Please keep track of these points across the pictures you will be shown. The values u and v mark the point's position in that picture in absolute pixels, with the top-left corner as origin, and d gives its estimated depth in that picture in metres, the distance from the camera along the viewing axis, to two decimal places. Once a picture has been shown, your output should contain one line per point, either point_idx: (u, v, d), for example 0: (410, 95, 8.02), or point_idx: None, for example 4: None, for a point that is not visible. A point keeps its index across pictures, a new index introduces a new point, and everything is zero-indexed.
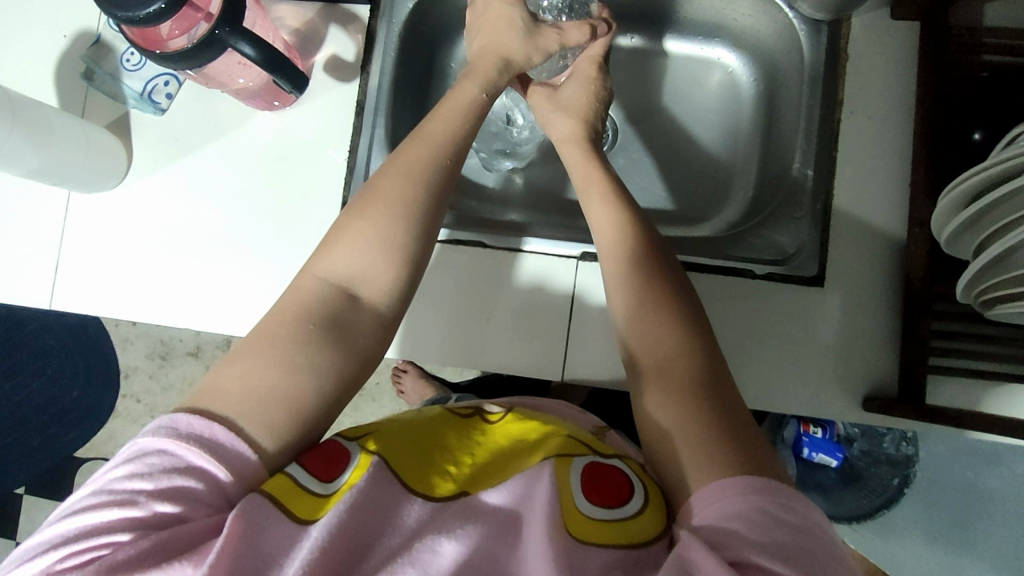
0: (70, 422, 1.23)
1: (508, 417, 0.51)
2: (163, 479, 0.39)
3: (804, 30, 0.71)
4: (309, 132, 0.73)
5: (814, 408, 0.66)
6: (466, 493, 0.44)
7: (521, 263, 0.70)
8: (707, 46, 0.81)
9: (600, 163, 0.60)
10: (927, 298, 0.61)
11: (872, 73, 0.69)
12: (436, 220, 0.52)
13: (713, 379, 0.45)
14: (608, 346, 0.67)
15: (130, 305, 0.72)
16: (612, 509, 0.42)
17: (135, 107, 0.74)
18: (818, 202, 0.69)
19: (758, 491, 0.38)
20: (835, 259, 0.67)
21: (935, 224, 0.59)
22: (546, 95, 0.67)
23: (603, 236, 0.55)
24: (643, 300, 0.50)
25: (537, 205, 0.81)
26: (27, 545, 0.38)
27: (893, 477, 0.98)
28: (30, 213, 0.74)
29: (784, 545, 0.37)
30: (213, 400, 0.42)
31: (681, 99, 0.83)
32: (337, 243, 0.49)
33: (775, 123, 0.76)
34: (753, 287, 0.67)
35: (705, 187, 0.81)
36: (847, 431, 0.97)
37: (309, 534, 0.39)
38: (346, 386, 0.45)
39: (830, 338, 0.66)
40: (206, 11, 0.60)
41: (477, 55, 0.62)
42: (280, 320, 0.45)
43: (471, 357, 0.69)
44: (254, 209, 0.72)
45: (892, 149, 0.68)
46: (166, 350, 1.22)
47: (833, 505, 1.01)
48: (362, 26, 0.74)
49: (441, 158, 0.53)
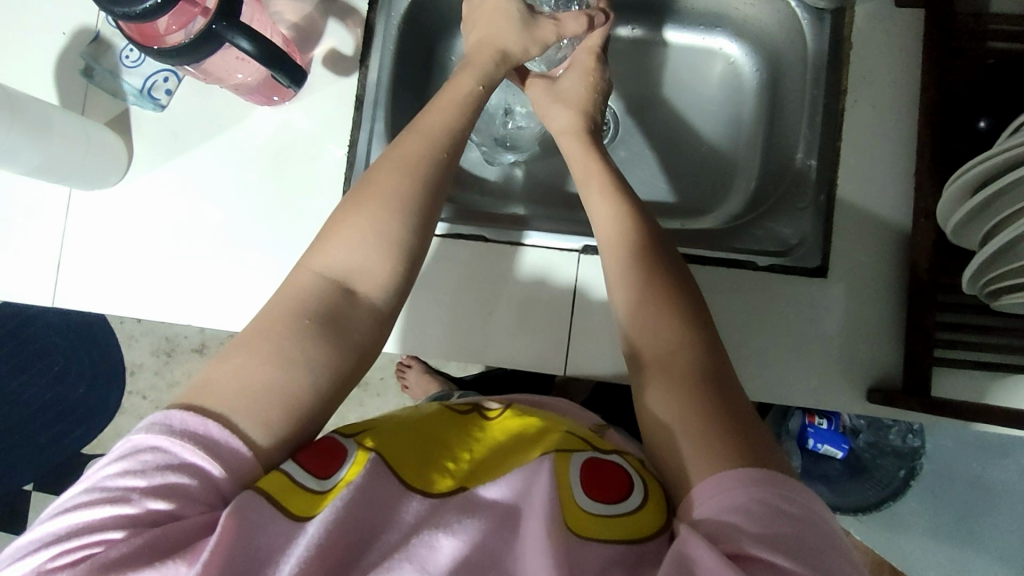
0: (77, 418, 1.23)
1: (506, 413, 0.51)
2: (157, 476, 0.39)
3: (807, 18, 0.70)
4: (308, 127, 0.73)
5: (817, 400, 0.65)
6: (464, 488, 0.44)
7: (521, 257, 0.69)
8: (708, 37, 0.80)
9: (599, 155, 0.60)
10: (932, 289, 0.61)
11: (876, 62, 0.68)
12: (433, 214, 0.52)
13: (714, 372, 0.45)
14: (610, 339, 0.67)
15: (131, 301, 0.72)
16: (610, 504, 0.42)
17: (135, 103, 0.74)
18: (821, 193, 0.68)
19: (759, 483, 0.38)
20: (839, 250, 0.66)
21: (940, 214, 0.58)
22: (545, 87, 0.66)
23: (603, 228, 0.54)
24: (642, 292, 0.49)
25: (537, 198, 0.81)
26: (19, 543, 0.38)
27: (900, 469, 0.99)
28: (31, 211, 0.74)
29: (785, 537, 0.36)
30: (208, 395, 0.42)
31: (683, 90, 0.82)
32: (333, 238, 0.49)
33: (778, 113, 0.75)
34: (756, 279, 0.67)
35: (707, 179, 0.80)
36: (853, 422, 0.95)
37: (306, 531, 0.39)
38: (343, 381, 0.45)
39: (834, 330, 0.65)
40: (204, 6, 0.60)
41: (475, 48, 0.62)
42: (276, 315, 0.45)
43: (472, 352, 0.69)
44: (254, 204, 0.72)
45: (897, 138, 0.67)
46: (172, 347, 1.23)
47: (838, 497, 1.00)
48: (360, 19, 0.73)
49: (437, 151, 0.53)
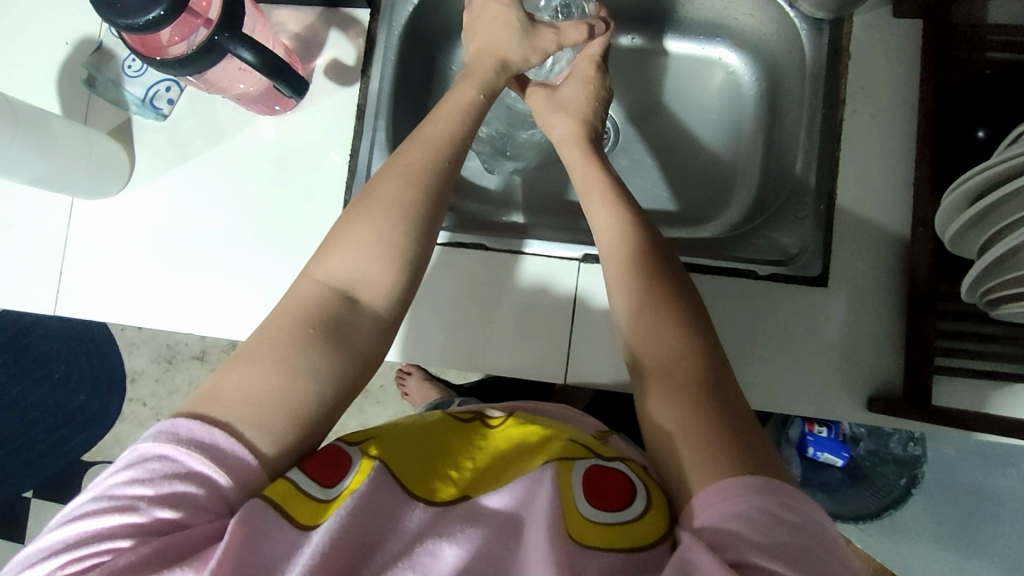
0: (78, 425, 1.23)
1: (509, 422, 0.51)
2: (164, 485, 0.39)
3: (805, 28, 0.70)
4: (310, 135, 0.73)
5: (818, 409, 0.65)
6: (467, 497, 0.44)
7: (522, 265, 0.70)
8: (707, 46, 0.81)
9: (601, 164, 0.60)
10: (931, 298, 0.61)
11: (874, 72, 0.69)
12: (436, 222, 0.52)
13: (716, 381, 0.45)
14: (611, 347, 0.67)
15: (134, 309, 0.72)
16: (614, 512, 0.42)
17: (137, 112, 0.74)
18: (821, 202, 0.68)
19: (760, 492, 0.38)
20: (838, 259, 0.67)
21: (939, 223, 0.58)
22: (545, 96, 0.67)
23: (605, 237, 0.54)
24: (643, 301, 0.49)
25: (538, 207, 0.81)
26: (28, 551, 0.38)
27: (900, 477, 0.97)
28: (36, 220, 0.74)
29: (786, 545, 0.36)
30: (212, 405, 0.42)
31: (682, 98, 0.82)
32: (336, 247, 0.49)
33: (777, 124, 0.76)
34: (756, 288, 0.67)
35: (707, 187, 0.80)
36: (853, 431, 0.97)
37: (310, 540, 0.39)
38: (346, 389, 0.45)
39: (835, 339, 0.65)
40: (206, 17, 0.60)
41: (476, 58, 0.62)
42: (280, 324, 0.45)
43: (473, 360, 0.69)
44: (256, 213, 0.72)
45: (896, 147, 0.68)
46: (172, 354, 1.23)
47: (839, 505, 1.00)
48: (362, 30, 0.74)
49: (441, 160, 0.54)
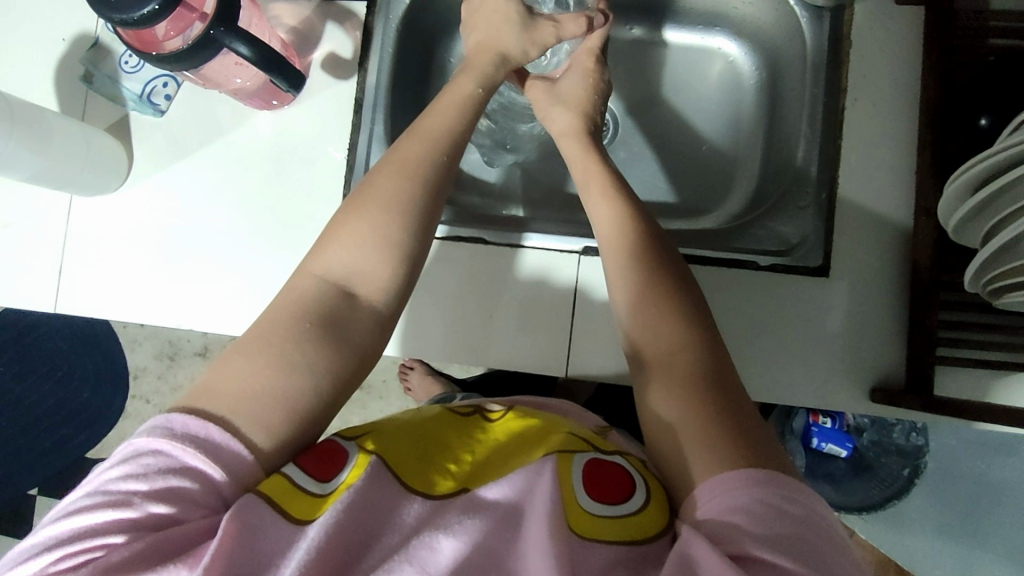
0: (81, 422, 1.24)
1: (508, 415, 0.51)
2: (158, 480, 0.39)
3: (805, 16, 0.70)
4: (308, 130, 0.73)
5: (819, 400, 0.65)
6: (466, 489, 0.44)
7: (521, 258, 0.69)
8: (707, 36, 0.80)
9: (600, 156, 0.60)
10: (933, 288, 0.61)
11: (875, 61, 0.68)
12: (435, 215, 0.52)
13: (716, 373, 0.45)
14: (611, 340, 0.67)
15: (132, 305, 0.72)
16: (613, 505, 0.42)
17: (135, 109, 0.74)
18: (822, 193, 0.68)
19: (760, 484, 0.38)
20: (839, 250, 0.66)
21: (941, 212, 0.58)
22: (545, 90, 0.66)
23: (604, 231, 0.54)
24: (643, 293, 0.49)
25: (538, 200, 0.81)
26: (21, 547, 0.38)
27: (903, 467, 0.98)
28: (35, 217, 0.74)
29: (786, 537, 0.36)
30: (208, 399, 0.42)
31: (682, 89, 0.82)
32: (334, 240, 0.49)
33: (777, 114, 0.75)
34: (757, 279, 0.66)
35: (707, 179, 0.80)
36: (857, 421, 0.97)
37: (306, 534, 0.38)
38: (345, 384, 0.45)
39: (836, 331, 0.65)
40: (201, 11, 0.60)
41: (474, 51, 0.62)
42: (277, 318, 0.45)
43: (473, 354, 0.69)
44: (254, 209, 0.72)
45: (898, 136, 0.67)
46: (174, 351, 1.23)
47: (844, 496, 0.99)
48: (359, 23, 0.74)
49: (438, 154, 0.53)
